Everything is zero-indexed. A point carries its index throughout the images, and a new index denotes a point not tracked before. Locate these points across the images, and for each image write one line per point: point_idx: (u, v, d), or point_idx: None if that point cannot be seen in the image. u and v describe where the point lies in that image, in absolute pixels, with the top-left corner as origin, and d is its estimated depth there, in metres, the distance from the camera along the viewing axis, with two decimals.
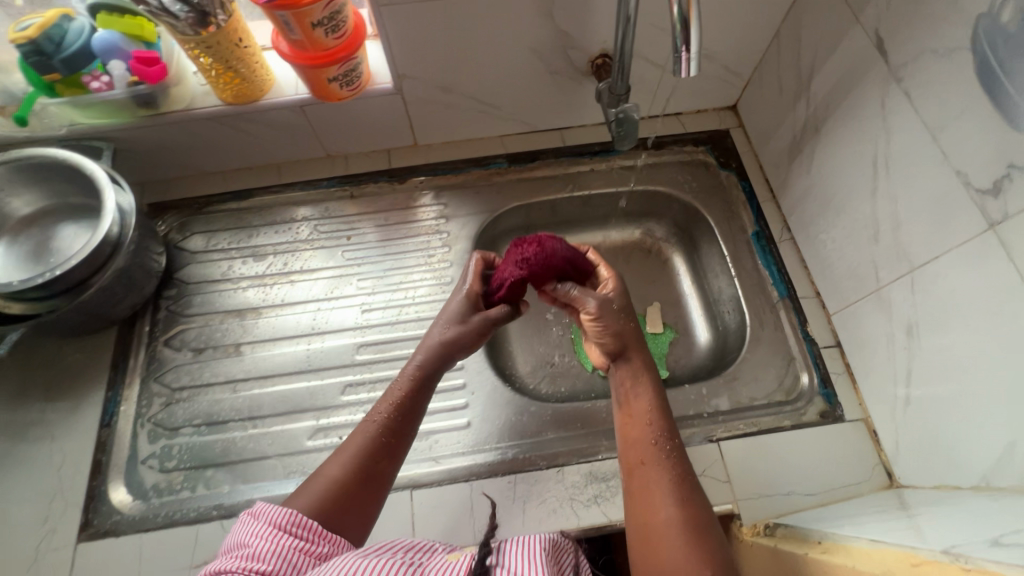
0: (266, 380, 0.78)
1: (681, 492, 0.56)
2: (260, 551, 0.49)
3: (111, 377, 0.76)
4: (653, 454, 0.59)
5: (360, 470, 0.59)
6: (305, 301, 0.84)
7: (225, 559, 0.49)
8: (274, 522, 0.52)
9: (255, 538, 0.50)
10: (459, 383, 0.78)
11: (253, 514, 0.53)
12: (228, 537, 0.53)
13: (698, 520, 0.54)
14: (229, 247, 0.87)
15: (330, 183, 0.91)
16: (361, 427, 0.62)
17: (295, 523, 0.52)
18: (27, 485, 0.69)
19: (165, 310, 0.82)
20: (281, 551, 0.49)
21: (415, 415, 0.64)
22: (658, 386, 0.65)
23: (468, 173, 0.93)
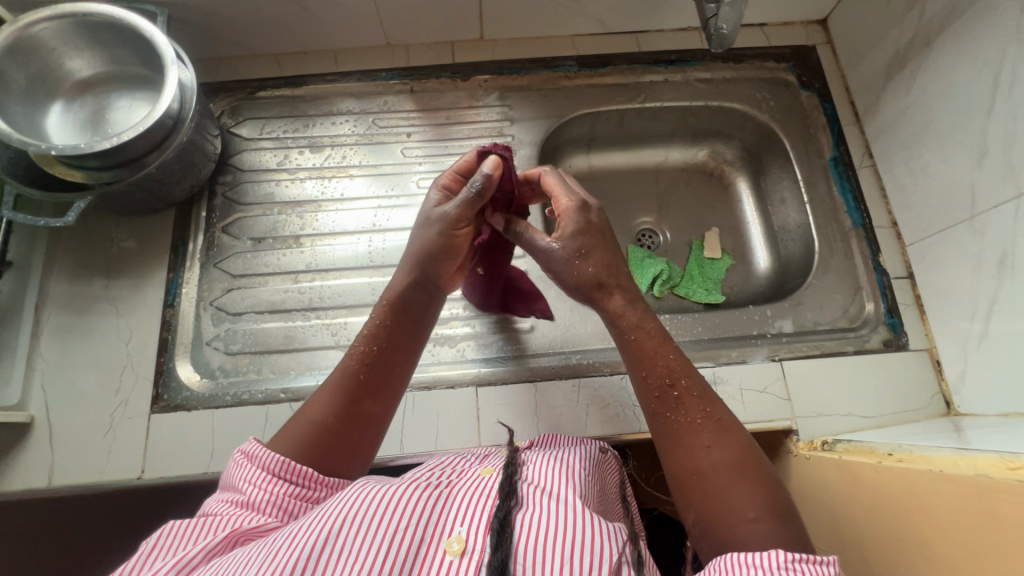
0: (327, 273, 0.77)
1: (703, 437, 0.50)
2: (255, 501, 0.47)
3: (171, 258, 0.75)
4: (667, 405, 0.53)
5: (343, 411, 0.53)
6: (364, 197, 0.81)
7: (220, 504, 0.48)
8: (265, 467, 0.49)
9: (246, 485, 0.48)
10: None
11: (246, 458, 0.50)
12: (224, 472, 0.52)
13: (731, 463, 0.48)
14: (283, 136, 0.83)
15: (389, 75, 0.86)
16: (344, 361, 0.56)
17: (286, 470, 0.49)
18: (95, 355, 0.69)
19: (220, 197, 0.80)
20: (276, 501, 0.47)
21: (404, 338, 0.57)
22: (651, 322, 0.56)
23: (536, 75, 0.88)
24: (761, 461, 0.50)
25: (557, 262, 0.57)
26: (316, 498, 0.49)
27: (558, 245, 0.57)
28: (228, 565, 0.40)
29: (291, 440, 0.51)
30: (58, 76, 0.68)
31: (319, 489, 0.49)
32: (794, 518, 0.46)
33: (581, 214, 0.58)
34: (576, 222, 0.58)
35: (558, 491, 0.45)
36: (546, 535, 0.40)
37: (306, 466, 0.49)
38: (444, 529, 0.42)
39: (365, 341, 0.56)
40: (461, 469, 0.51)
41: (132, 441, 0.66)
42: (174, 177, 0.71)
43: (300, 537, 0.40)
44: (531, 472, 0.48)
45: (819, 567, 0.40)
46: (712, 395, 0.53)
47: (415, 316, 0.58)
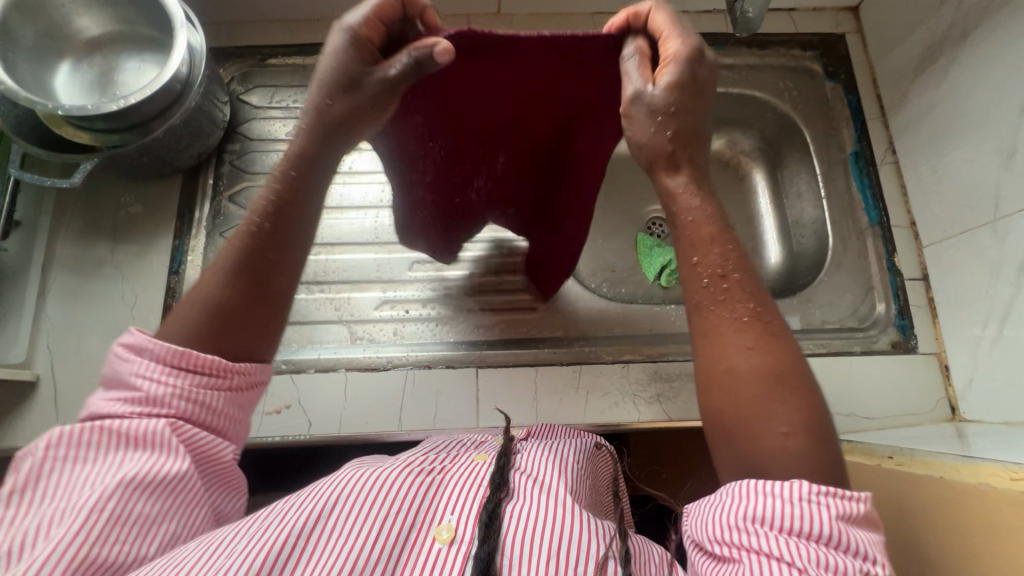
0: (333, 247, 0.77)
1: (747, 338, 0.42)
2: (155, 396, 0.43)
3: (177, 226, 0.75)
4: (710, 300, 0.44)
5: (236, 289, 0.46)
6: (373, 172, 0.80)
7: (112, 402, 0.43)
8: (160, 360, 0.43)
9: (140, 379, 0.43)
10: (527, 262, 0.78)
11: (129, 353, 0.44)
12: (107, 364, 0.46)
13: (774, 372, 0.41)
14: (294, 106, 0.82)
15: None
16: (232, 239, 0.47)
17: (187, 362, 0.43)
18: (100, 318, 0.70)
19: (228, 165, 0.79)
20: (182, 395, 0.43)
21: (294, 212, 0.48)
22: (711, 199, 0.46)
23: None
24: (809, 373, 0.42)
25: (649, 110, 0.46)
26: (230, 385, 0.45)
27: (651, 90, 0.45)
28: (213, 538, 0.40)
29: (178, 325, 0.45)
30: (68, 35, 0.68)
31: (230, 377, 0.45)
32: (829, 440, 0.40)
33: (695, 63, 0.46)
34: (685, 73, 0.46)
35: (552, 483, 0.45)
36: (532, 528, 0.41)
37: (210, 355, 0.45)
38: (434, 517, 0.42)
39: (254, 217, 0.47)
40: (455, 455, 0.51)
41: None
42: (181, 143, 0.70)
43: (290, 515, 0.40)
44: (524, 463, 0.48)
45: (850, 502, 0.37)
46: (767, 297, 0.44)
47: (315, 180, 0.49)
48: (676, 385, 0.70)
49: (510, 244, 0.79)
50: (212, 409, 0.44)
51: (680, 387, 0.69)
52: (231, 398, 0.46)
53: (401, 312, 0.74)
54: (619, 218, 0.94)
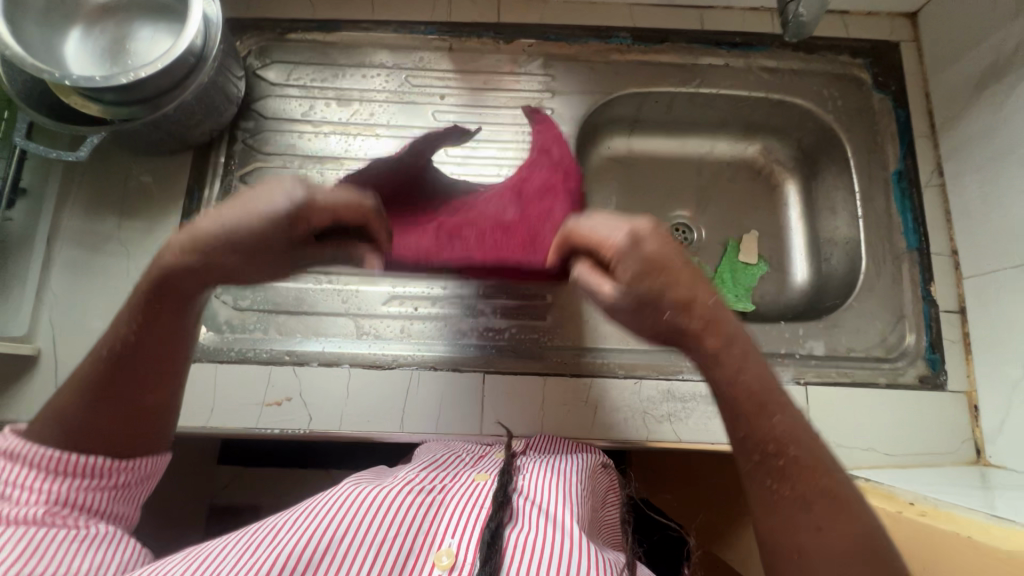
0: None
1: (813, 514, 0.41)
2: (21, 495, 0.45)
3: (185, 204, 0.73)
4: (767, 474, 0.42)
5: (92, 399, 0.47)
6: (389, 160, 0.77)
7: None
8: (30, 463, 0.46)
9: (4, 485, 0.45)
10: None
11: (5, 458, 0.46)
12: None
13: (846, 550, 0.40)
14: (311, 85, 0.78)
15: (427, 30, 0.80)
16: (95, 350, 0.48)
17: (58, 463, 0.46)
18: (104, 296, 0.68)
19: (240, 143, 0.76)
20: (56, 490, 0.46)
21: (168, 330, 0.48)
22: (755, 356, 0.43)
23: (585, 45, 0.81)
24: (882, 540, 0.42)
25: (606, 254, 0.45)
26: (116, 483, 0.49)
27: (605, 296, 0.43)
28: (201, 557, 0.40)
29: (45, 427, 0.47)
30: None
31: (115, 474, 0.48)
32: None
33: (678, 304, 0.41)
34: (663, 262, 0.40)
35: (555, 510, 0.42)
36: (536, 560, 0.39)
37: (80, 457, 0.47)
38: (434, 540, 0.40)
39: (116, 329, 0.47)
40: (455, 471, 0.49)
41: None
42: (192, 119, 0.67)
43: (286, 533, 0.39)
44: (525, 484, 0.46)
45: None
46: (830, 458, 0.43)
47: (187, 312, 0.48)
48: (688, 405, 0.67)
49: None
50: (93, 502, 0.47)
51: (693, 407, 0.67)
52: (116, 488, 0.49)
53: (410, 309, 0.71)
54: None
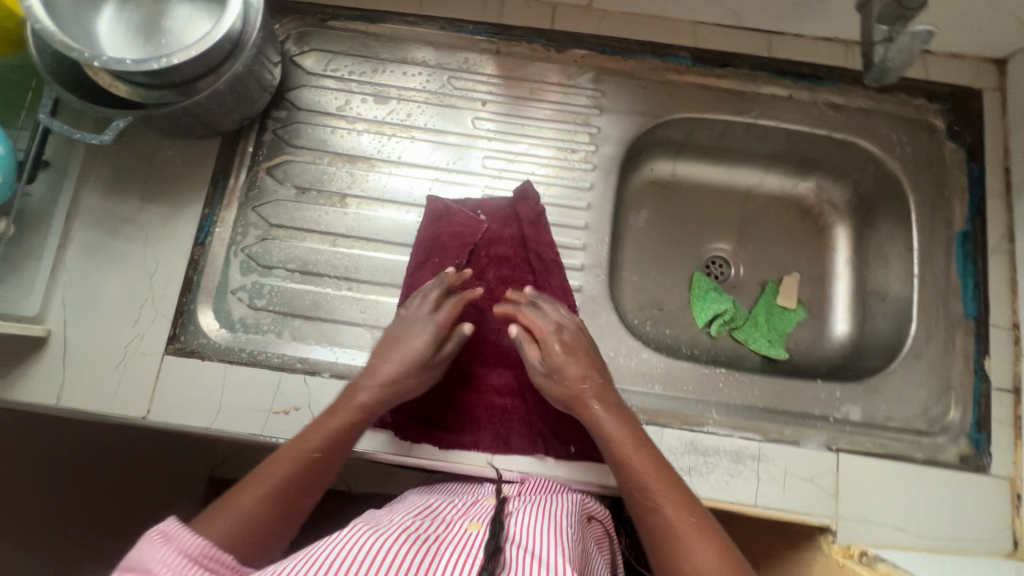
0: (366, 243, 0.71)
1: (679, 510, 0.48)
2: None
3: (210, 192, 0.71)
4: (638, 489, 0.51)
5: (280, 496, 0.49)
6: (422, 166, 0.74)
7: None
8: (184, 550, 0.42)
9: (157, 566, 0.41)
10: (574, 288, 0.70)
11: (159, 539, 0.42)
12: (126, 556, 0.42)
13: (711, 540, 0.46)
14: (349, 78, 0.75)
15: (476, 30, 0.76)
16: (302, 441, 0.52)
17: (206, 555, 0.43)
18: (118, 282, 0.66)
19: (271, 133, 0.73)
20: None
21: (337, 453, 0.53)
22: (630, 416, 0.57)
23: (641, 61, 0.76)
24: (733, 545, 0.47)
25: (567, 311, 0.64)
26: None
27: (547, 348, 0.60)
28: None
29: (227, 512, 0.47)
30: None
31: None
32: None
33: (579, 390, 0.58)
34: (571, 344, 0.60)
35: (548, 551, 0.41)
36: None
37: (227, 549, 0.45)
38: None
39: (327, 428, 0.53)
40: (448, 520, 0.47)
41: (143, 379, 0.64)
42: (224, 108, 0.64)
43: None
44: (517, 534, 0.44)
45: None
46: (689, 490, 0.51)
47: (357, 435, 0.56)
48: (711, 460, 0.63)
49: None
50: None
51: (714, 463, 0.63)
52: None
53: None
54: (676, 253, 0.86)
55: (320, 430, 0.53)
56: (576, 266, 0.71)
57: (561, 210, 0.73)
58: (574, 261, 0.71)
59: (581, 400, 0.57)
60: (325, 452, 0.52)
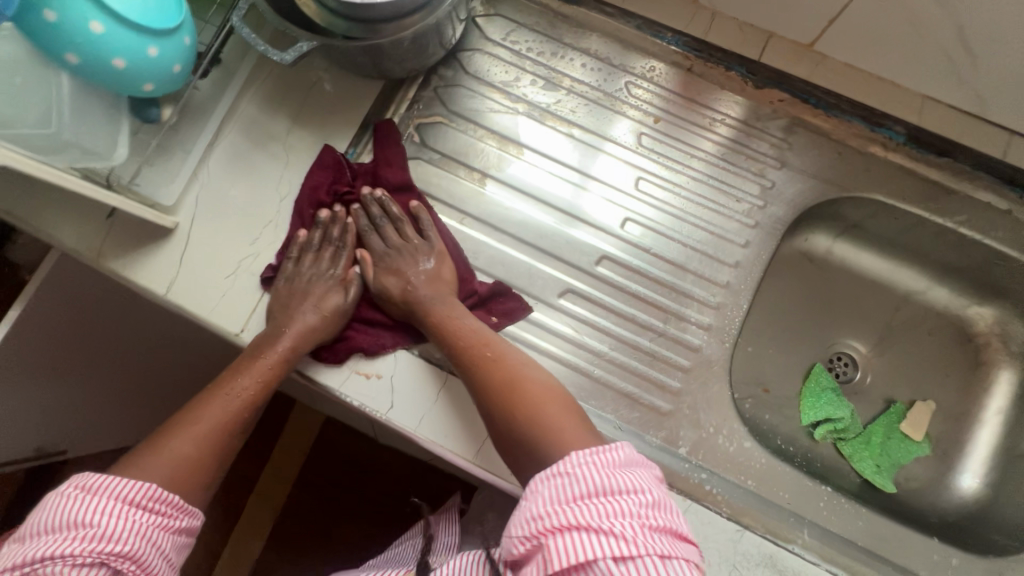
0: (492, 231, 0.67)
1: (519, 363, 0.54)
2: (113, 533, 0.42)
3: (358, 133, 0.69)
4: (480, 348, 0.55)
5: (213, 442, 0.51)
6: (571, 167, 0.69)
7: (51, 544, 0.40)
8: (122, 498, 0.44)
9: (97, 516, 0.42)
10: (693, 346, 0.64)
11: (83, 492, 0.43)
12: (42, 508, 0.43)
13: (547, 385, 0.52)
14: (526, 54, 0.70)
15: (674, 40, 0.69)
16: (226, 390, 0.54)
17: (149, 498, 0.46)
18: (249, 196, 0.66)
19: (432, 89, 0.71)
20: (140, 530, 0.43)
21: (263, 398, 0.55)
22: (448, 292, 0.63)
23: (845, 123, 0.67)
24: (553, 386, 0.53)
25: (408, 227, 0.65)
26: (179, 524, 0.47)
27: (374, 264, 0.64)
28: None
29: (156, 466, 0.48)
30: None
31: (181, 518, 0.47)
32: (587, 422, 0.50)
33: (410, 291, 0.61)
34: (400, 285, 0.61)
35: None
36: None
37: (167, 493, 0.47)
38: None
39: (255, 374, 0.55)
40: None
41: (246, 296, 0.64)
42: (399, 55, 0.62)
43: None
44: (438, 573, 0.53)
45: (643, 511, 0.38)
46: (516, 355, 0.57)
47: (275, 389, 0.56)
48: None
49: (678, 321, 0.65)
50: (161, 548, 0.45)
51: None
52: (178, 539, 0.47)
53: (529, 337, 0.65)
54: (801, 337, 0.78)
55: (245, 376, 0.55)
56: (702, 324, 0.65)
57: (703, 258, 0.66)
58: (702, 319, 0.65)
59: (416, 300, 0.60)
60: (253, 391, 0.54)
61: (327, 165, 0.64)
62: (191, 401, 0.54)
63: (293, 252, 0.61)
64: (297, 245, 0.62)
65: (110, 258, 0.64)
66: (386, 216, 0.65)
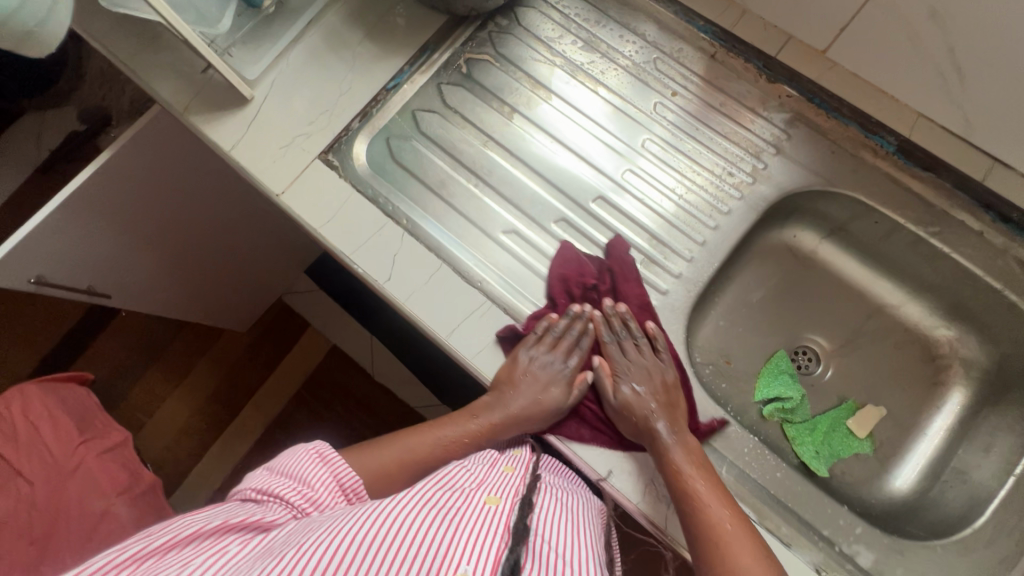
0: (509, 155, 0.77)
1: (728, 512, 0.56)
2: (319, 500, 0.54)
3: (416, 54, 0.79)
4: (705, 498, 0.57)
5: (405, 464, 0.61)
6: (591, 120, 0.78)
7: (286, 482, 0.54)
8: (335, 477, 0.57)
9: (318, 480, 0.55)
10: (659, 288, 0.73)
11: (322, 459, 0.58)
12: (291, 456, 0.58)
13: (753, 547, 0.53)
14: (573, 19, 0.81)
15: (704, 28, 0.77)
16: (436, 429, 0.65)
17: (352, 488, 0.57)
18: (314, 86, 0.77)
19: (486, 32, 0.81)
20: (331, 510, 0.54)
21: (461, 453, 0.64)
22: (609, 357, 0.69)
23: (843, 127, 0.73)
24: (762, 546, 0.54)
25: (646, 346, 0.69)
26: None
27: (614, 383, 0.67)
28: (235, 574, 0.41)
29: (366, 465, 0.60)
30: None
31: None
32: None
33: (647, 419, 0.63)
34: (642, 407, 0.64)
35: (558, 547, 0.48)
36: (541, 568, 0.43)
37: (364, 495, 0.58)
38: (450, 564, 0.40)
39: (462, 430, 0.64)
40: (467, 492, 0.51)
41: (293, 165, 0.74)
42: None
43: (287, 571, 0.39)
44: (537, 521, 0.50)
45: None
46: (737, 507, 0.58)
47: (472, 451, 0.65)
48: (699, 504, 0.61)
49: (652, 265, 0.73)
50: None
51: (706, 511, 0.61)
52: None
53: (520, 248, 0.74)
54: (773, 326, 0.83)
55: (452, 428, 0.65)
56: (674, 272, 0.73)
57: (689, 217, 0.74)
58: (673, 268, 0.73)
59: (650, 430, 0.62)
60: (457, 443, 0.64)
61: (572, 259, 0.71)
62: (411, 428, 0.66)
63: (539, 330, 0.67)
64: (542, 328, 0.67)
65: (194, 113, 0.76)
66: (625, 329, 0.70)
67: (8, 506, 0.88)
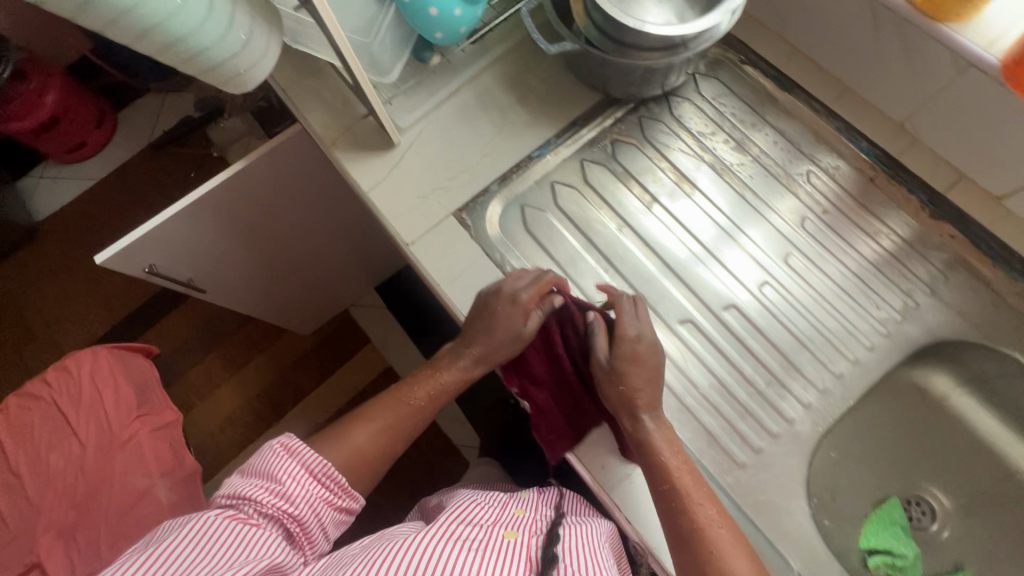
0: (644, 246, 0.76)
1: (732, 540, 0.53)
2: (292, 494, 0.54)
3: (564, 127, 0.78)
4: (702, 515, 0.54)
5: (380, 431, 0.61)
6: (733, 224, 0.76)
7: (251, 487, 0.53)
8: (302, 464, 0.56)
9: (285, 474, 0.54)
10: (788, 416, 0.70)
11: (284, 450, 0.56)
12: (257, 456, 0.57)
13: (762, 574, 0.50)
14: (728, 117, 0.79)
15: (869, 150, 0.74)
16: (398, 394, 0.63)
17: (324, 472, 0.56)
18: (459, 142, 0.77)
19: (637, 116, 0.80)
20: (309, 500, 0.55)
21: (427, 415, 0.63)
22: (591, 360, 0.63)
23: (1011, 281, 0.69)
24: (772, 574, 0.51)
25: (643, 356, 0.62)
26: (342, 503, 0.57)
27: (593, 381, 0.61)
28: None
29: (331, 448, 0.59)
30: None
31: (344, 498, 0.57)
32: None
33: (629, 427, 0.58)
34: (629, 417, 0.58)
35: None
36: None
37: (339, 474, 0.57)
38: None
39: (427, 386, 0.63)
40: (488, 524, 0.52)
41: (429, 219, 0.74)
42: (628, 79, 0.72)
43: None
44: (563, 551, 0.49)
45: None
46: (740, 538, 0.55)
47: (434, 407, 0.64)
48: None
49: (781, 389, 0.70)
50: (322, 519, 0.55)
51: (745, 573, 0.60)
52: (339, 517, 0.57)
53: None
54: (888, 469, 0.77)
55: (412, 390, 0.63)
56: (804, 400, 0.70)
57: (823, 345, 0.72)
58: (804, 395, 0.71)
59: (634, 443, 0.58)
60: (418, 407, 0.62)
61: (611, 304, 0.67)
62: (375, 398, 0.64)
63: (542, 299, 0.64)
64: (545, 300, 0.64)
65: (341, 149, 0.78)
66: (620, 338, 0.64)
67: (59, 464, 0.87)
